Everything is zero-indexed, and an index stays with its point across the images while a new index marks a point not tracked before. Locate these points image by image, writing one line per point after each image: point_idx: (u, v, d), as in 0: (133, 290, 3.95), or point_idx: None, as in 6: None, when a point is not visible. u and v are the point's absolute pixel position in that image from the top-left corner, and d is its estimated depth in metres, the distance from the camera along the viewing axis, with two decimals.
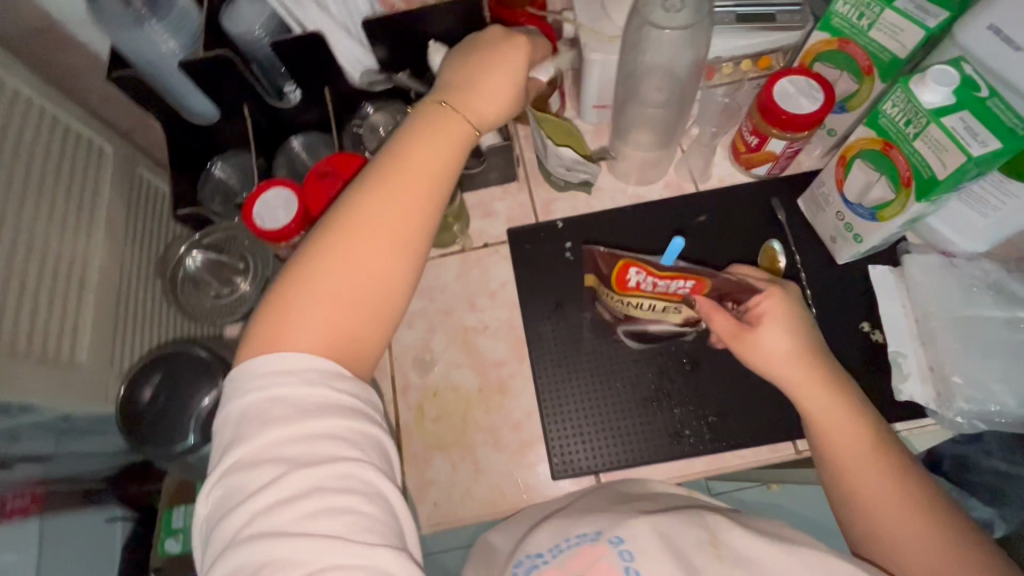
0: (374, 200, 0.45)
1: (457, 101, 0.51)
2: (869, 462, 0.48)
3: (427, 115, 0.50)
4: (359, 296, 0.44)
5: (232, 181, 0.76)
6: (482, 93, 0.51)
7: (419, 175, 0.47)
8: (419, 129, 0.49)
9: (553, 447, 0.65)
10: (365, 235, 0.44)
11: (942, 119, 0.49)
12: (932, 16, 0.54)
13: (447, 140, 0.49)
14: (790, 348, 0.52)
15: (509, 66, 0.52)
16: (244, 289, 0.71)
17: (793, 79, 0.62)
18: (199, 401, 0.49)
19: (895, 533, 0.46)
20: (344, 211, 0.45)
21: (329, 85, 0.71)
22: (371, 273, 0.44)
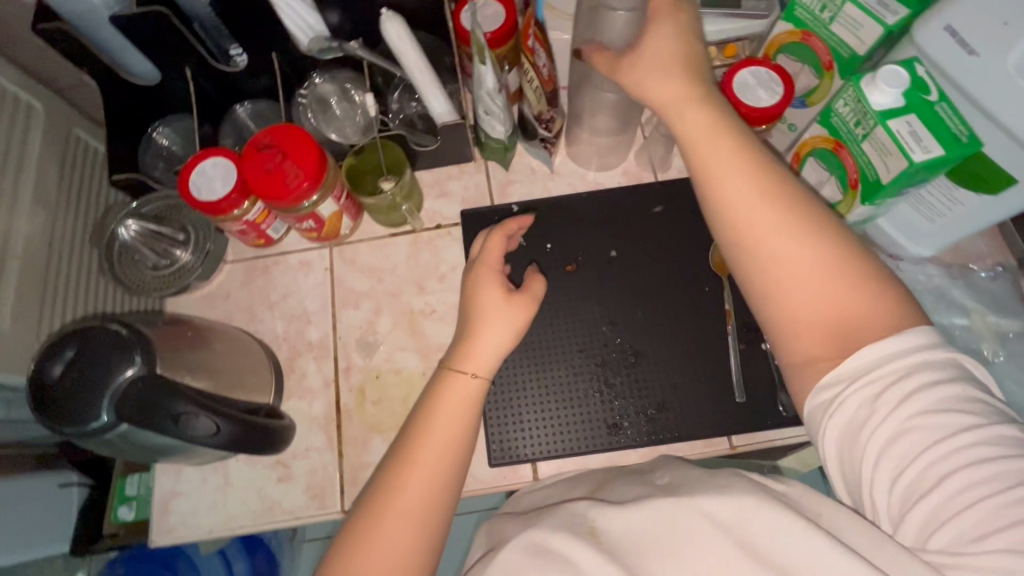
0: (407, 480, 0.48)
1: (467, 359, 0.54)
2: (744, 182, 0.45)
3: (447, 383, 0.53)
4: (396, 570, 0.46)
5: (174, 148, 0.73)
6: (486, 339, 0.55)
7: (441, 455, 0.50)
8: (441, 398, 0.52)
9: (493, 434, 0.65)
10: (408, 505, 0.47)
11: (889, 122, 0.47)
12: (893, 12, 0.52)
13: (463, 402, 0.52)
14: (676, 88, 0.48)
15: (490, 328, 0.55)
16: (184, 259, 0.69)
17: (751, 71, 0.60)
18: (113, 379, 0.47)
19: (788, 289, 0.44)
20: (388, 477, 0.48)
21: (278, 49, 0.69)
22: (396, 551, 0.46)
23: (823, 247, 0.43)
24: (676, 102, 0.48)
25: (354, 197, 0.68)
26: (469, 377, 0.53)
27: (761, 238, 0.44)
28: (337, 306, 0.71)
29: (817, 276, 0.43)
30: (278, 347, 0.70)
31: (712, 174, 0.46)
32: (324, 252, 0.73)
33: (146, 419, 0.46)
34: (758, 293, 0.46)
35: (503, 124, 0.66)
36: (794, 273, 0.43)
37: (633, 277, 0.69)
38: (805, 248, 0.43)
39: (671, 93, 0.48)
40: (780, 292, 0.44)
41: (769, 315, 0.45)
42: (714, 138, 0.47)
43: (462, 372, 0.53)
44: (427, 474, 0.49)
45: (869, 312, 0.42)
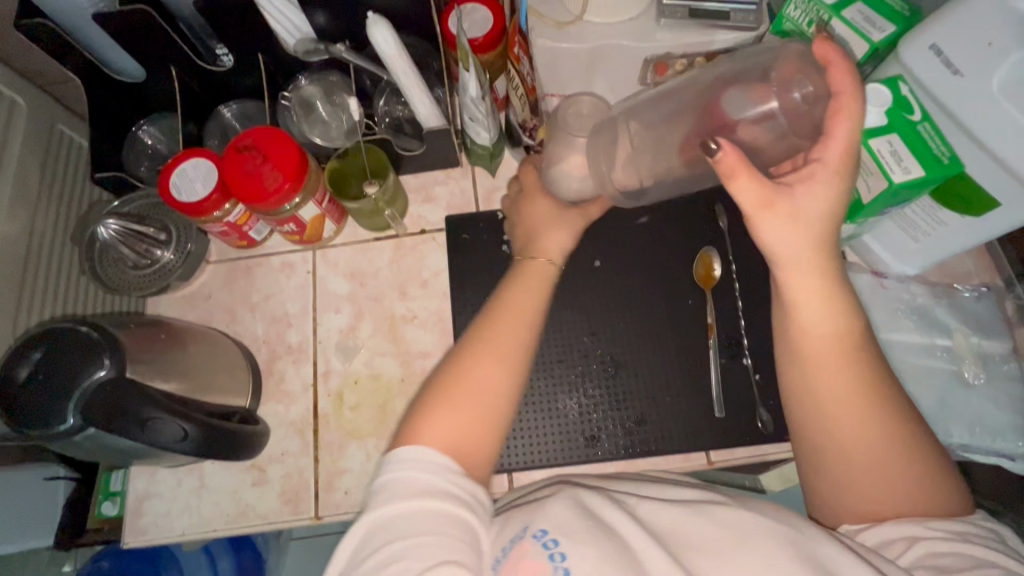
0: (503, 330, 0.52)
1: (539, 250, 0.62)
2: (840, 371, 0.45)
3: (526, 265, 0.60)
4: (483, 422, 0.47)
5: (159, 146, 0.73)
6: (555, 234, 0.64)
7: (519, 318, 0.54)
8: (523, 274, 0.58)
9: None
10: (500, 355, 0.50)
11: (870, 141, 0.47)
12: (878, 29, 0.52)
13: (541, 285, 0.58)
14: (807, 246, 0.45)
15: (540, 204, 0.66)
16: (164, 259, 0.69)
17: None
18: (81, 381, 0.47)
19: (852, 468, 0.45)
20: (484, 326, 0.53)
21: (262, 53, 0.69)
22: (485, 392, 0.48)
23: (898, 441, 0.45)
24: (799, 263, 0.45)
25: (337, 200, 0.68)
26: (546, 265, 0.60)
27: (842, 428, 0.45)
28: (317, 309, 0.71)
29: (889, 470, 0.45)
30: (257, 349, 0.70)
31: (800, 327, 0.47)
32: (306, 255, 0.73)
33: (112, 421, 0.46)
34: (822, 462, 0.47)
35: (487, 131, 0.66)
36: (861, 465, 0.45)
37: (615, 288, 0.68)
38: (885, 443, 0.45)
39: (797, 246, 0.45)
40: (848, 468, 0.46)
41: (826, 485, 0.47)
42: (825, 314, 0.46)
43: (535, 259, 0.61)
44: (515, 330, 0.53)
45: (927, 502, 0.44)
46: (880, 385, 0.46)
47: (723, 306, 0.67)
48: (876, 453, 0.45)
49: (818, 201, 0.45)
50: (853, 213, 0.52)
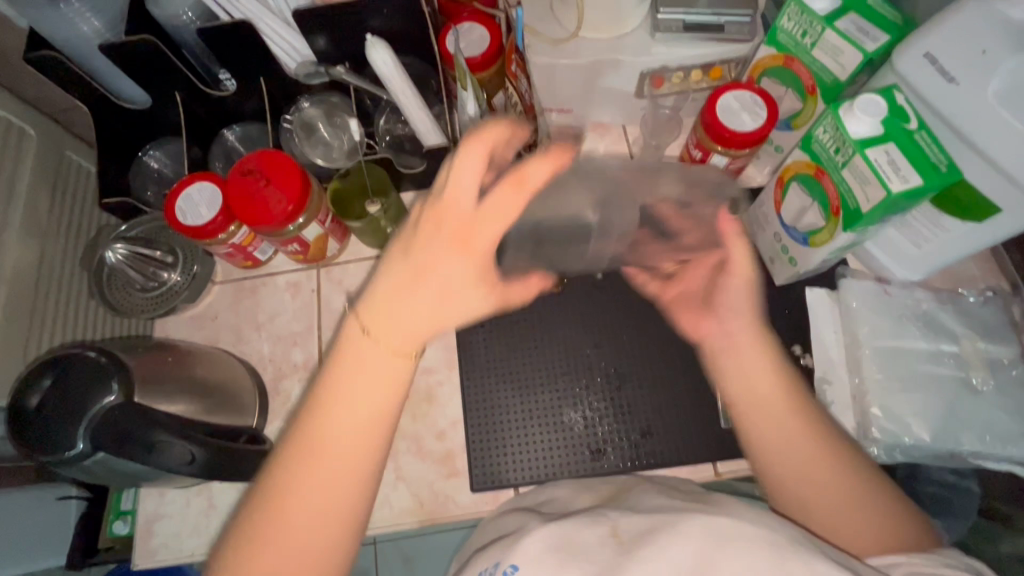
0: (314, 445, 0.39)
1: (375, 323, 0.39)
2: (796, 423, 0.47)
3: (352, 342, 0.40)
4: (308, 555, 0.39)
5: (165, 170, 0.74)
6: (406, 302, 0.39)
7: (350, 414, 0.39)
8: (353, 356, 0.40)
9: (475, 458, 0.64)
10: (322, 472, 0.39)
11: (867, 151, 0.47)
12: (872, 39, 0.52)
13: (381, 375, 0.40)
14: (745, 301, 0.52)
15: (431, 252, 0.39)
16: (172, 281, 0.70)
17: (736, 95, 0.60)
18: (88, 407, 0.47)
19: (822, 499, 0.46)
20: (296, 433, 0.39)
21: (264, 74, 0.69)
22: (306, 532, 0.39)
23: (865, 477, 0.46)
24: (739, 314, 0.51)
25: (340, 220, 0.69)
26: (366, 336, 0.40)
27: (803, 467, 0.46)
28: (323, 327, 0.71)
29: (868, 506, 0.45)
30: (263, 368, 0.70)
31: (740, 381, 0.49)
32: (311, 273, 0.73)
33: (120, 445, 0.47)
34: (802, 503, 0.46)
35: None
36: (827, 503, 0.45)
37: (616, 301, 0.68)
38: (836, 473, 0.46)
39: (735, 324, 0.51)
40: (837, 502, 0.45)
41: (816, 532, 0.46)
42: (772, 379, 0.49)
43: (359, 329, 0.40)
44: (344, 432, 0.39)
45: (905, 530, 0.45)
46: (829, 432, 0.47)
47: None
48: (837, 483, 0.46)
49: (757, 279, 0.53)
50: (850, 223, 0.51)
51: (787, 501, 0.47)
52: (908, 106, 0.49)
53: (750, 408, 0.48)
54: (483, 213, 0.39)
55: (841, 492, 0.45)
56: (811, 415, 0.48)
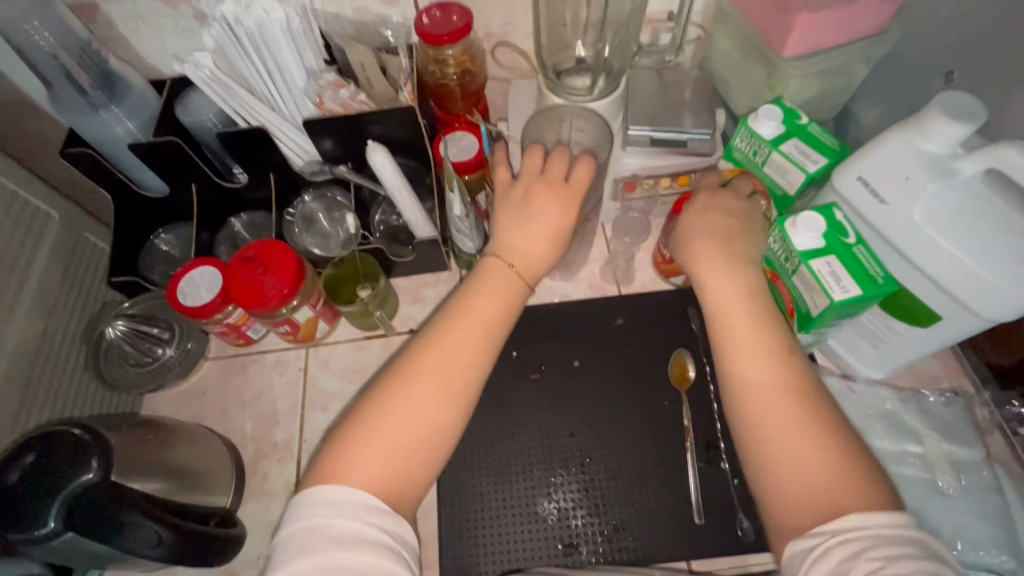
0: (447, 344, 0.53)
1: (514, 256, 0.57)
2: (755, 346, 0.50)
3: (486, 274, 0.56)
4: (407, 442, 0.49)
5: (174, 252, 0.79)
6: (535, 245, 0.57)
7: (479, 326, 0.54)
8: (481, 286, 0.56)
9: (448, 547, 0.64)
10: (443, 371, 0.51)
11: (811, 262, 0.51)
12: (813, 161, 0.58)
13: (501, 296, 0.55)
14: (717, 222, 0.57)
15: (545, 215, 0.57)
16: (165, 356, 0.73)
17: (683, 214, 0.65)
18: (65, 486, 0.48)
19: (777, 442, 0.47)
20: (434, 332, 0.53)
21: (274, 170, 0.76)
22: (417, 422, 0.50)
23: (835, 447, 0.46)
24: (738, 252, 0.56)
25: (331, 303, 0.73)
26: (508, 272, 0.56)
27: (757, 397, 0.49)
28: (306, 407, 0.73)
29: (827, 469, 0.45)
30: (244, 447, 0.71)
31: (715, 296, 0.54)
32: (300, 352, 0.76)
33: (92, 524, 0.47)
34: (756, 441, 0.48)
35: (473, 241, 0.72)
36: (779, 441, 0.47)
37: (593, 389, 0.71)
38: (798, 410, 0.47)
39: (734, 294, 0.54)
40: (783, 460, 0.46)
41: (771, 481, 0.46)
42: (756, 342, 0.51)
43: (502, 263, 0.56)
44: (469, 338, 0.53)
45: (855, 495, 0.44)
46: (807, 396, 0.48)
47: (700, 407, 0.68)
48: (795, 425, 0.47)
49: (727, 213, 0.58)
50: (805, 325, 0.55)
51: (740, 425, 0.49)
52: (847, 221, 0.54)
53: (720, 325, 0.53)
54: (572, 183, 0.59)
55: (799, 432, 0.46)
56: (783, 366, 0.49)
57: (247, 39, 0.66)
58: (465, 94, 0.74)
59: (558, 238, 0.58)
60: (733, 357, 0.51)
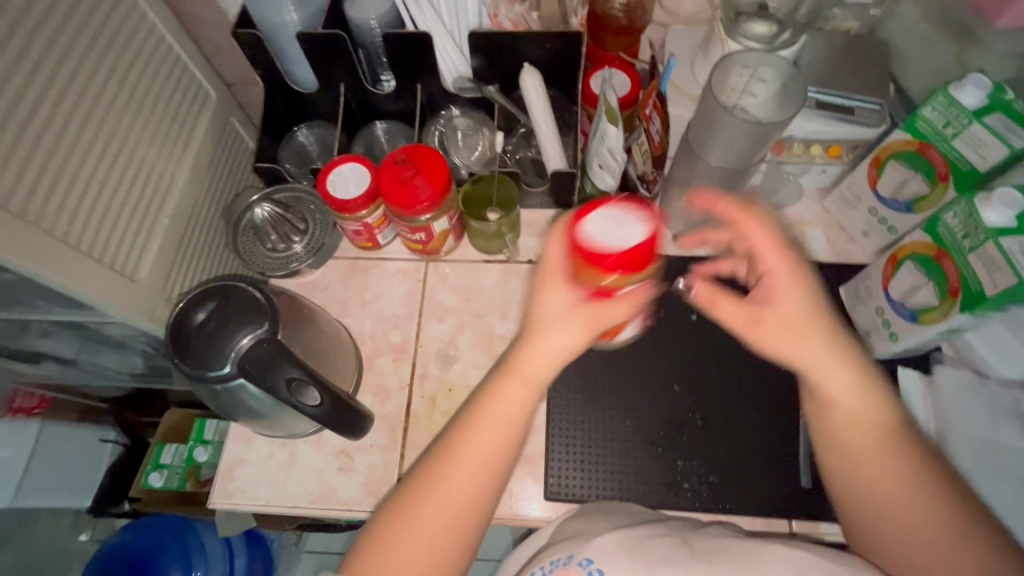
0: (467, 448, 0.48)
1: (523, 363, 0.48)
2: (860, 451, 0.49)
3: (502, 382, 0.49)
4: (423, 560, 0.47)
5: (310, 147, 0.82)
6: (560, 332, 0.47)
7: (491, 429, 0.49)
8: (492, 405, 0.49)
9: (553, 467, 0.66)
10: (461, 478, 0.48)
11: (1001, 240, 0.51)
12: (1018, 136, 0.55)
13: (520, 406, 0.49)
14: (802, 295, 0.49)
15: (553, 339, 0.47)
16: (296, 248, 0.76)
17: (595, 227, 0.45)
18: (238, 337, 0.53)
19: (902, 536, 0.47)
20: (447, 441, 0.49)
21: (422, 82, 0.77)
22: (427, 535, 0.47)
23: (947, 520, 0.46)
24: (823, 366, 0.49)
25: (462, 219, 0.75)
26: (525, 379, 0.49)
27: (868, 492, 0.49)
28: (423, 316, 0.75)
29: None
30: (362, 343, 0.74)
31: (818, 404, 0.51)
32: (420, 264, 0.78)
33: (266, 374, 0.51)
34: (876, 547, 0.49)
35: (611, 179, 0.70)
36: (897, 538, 0.47)
37: (708, 345, 0.71)
38: (911, 502, 0.47)
39: (854, 401, 0.49)
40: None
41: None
42: (874, 462, 0.49)
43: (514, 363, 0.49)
44: (488, 441, 0.48)
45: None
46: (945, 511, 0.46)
47: None
48: (911, 521, 0.47)
49: (791, 300, 0.49)
50: (969, 305, 0.55)
51: (853, 528, 0.51)
52: None
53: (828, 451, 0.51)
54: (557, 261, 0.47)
55: (920, 532, 0.46)
56: (904, 458, 0.48)
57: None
58: (628, 30, 0.74)
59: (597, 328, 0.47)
60: (847, 467, 0.50)
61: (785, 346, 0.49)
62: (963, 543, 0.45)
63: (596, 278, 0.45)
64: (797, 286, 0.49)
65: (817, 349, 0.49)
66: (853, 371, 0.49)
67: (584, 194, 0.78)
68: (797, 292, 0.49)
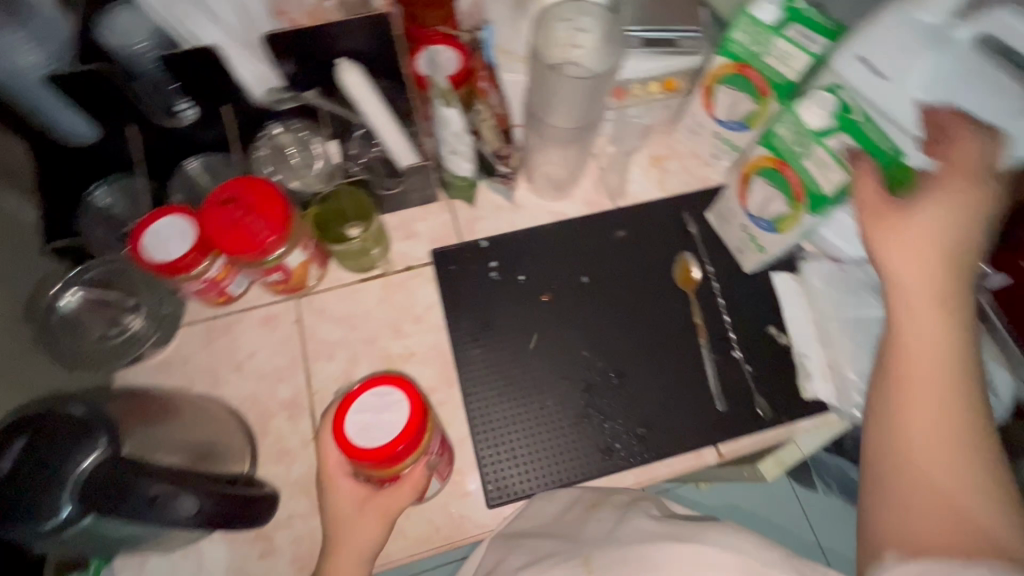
0: (346, 542, 0.54)
1: (342, 511, 0.55)
2: (942, 396, 0.43)
3: (338, 517, 0.55)
4: None
5: (116, 208, 0.67)
6: (359, 536, 0.54)
7: (349, 552, 0.54)
8: (339, 539, 0.55)
9: (487, 473, 0.63)
10: None
11: (825, 141, 0.57)
12: (814, 43, 0.60)
13: (360, 531, 0.54)
14: (917, 269, 0.47)
15: (359, 539, 0.54)
16: (136, 326, 0.65)
17: (354, 426, 0.49)
18: (69, 472, 0.42)
19: (932, 482, 0.41)
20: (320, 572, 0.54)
21: (231, 102, 0.67)
22: None
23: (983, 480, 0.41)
24: (916, 287, 0.47)
25: (321, 245, 0.67)
26: (362, 505, 0.55)
27: (914, 436, 0.43)
28: (309, 359, 0.68)
29: (1011, 545, 0.38)
30: (247, 410, 0.66)
31: (900, 308, 0.47)
32: (290, 304, 0.70)
33: (118, 499, 0.42)
34: (882, 479, 0.44)
35: (469, 162, 0.67)
36: (939, 488, 0.41)
37: (604, 303, 0.71)
38: (956, 462, 0.41)
39: (937, 333, 0.45)
40: (902, 484, 0.42)
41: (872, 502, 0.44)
42: (935, 353, 0.44)
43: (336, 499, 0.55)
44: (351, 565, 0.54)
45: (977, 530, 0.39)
46: (977, 428, 0.42)
47: (707, 304, 0.71)
48: (952, 457, 0.41)
49: (936, 222, 0.48)
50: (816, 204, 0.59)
51: (877, 463, 0.44)
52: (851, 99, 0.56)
53: (906, 357, 0.45)
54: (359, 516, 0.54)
55: (956, 469, 0.41)
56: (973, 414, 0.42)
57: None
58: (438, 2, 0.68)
59: (403, 495, 0.55)
60: (897, 389, 0.45)
61: (896, 259, 0.48)
62: (958, 462, 0.41)
63: (384, 465, 0.50)
64: (944, 206, 0.48)
65: (933, 317, 0.45)
66: (952, 295, 0.46)
67: (445, 182, 0.74)
68: (947, 224, 0.47)
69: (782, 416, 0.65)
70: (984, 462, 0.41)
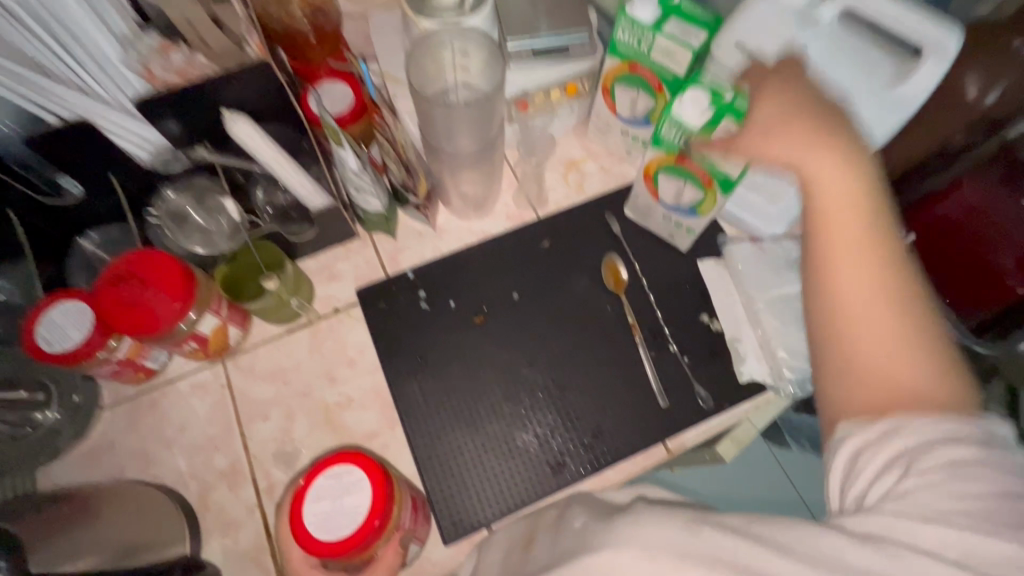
0: None
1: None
2: (856, 258, 0.43)
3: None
4: None
5: (13, 297, 0.66)
6: None
7: None
8: None
9: (440, 508, 0.62)
10: None
11: (714, 130, 0.55)
12: (694, 37, 0.59)
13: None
14: (802, 132, 0.47)
15: None
16: (49, 419, 0.62)
17: (315, 521, 0.48)
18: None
19: (866, 353, 0.41)
20: None
21: (114, 172, 0.63)
22: None
23: (930, 351, 0.40)
24: (805, 152, 0.47)
25: (237, 304, 0.65)
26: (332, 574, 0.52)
27: (842, 298, 0.43)
28: (243, 423, 0.66)
29: (954, 411, 0.38)
30: (184, 487, 0.63)
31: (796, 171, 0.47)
32: (216, 368, 0.68)
33: None
34: (829, 344, 0.43)
35: (376, 198, 0.67)
36: (876, 348, 0.41)
37: (537, 316, 0.71)
38: (893, 321, 0.41)
39: (837, 184, 0.45)
40: (844, 362, 0.42)
41: (832, 383, 0.43)
42: (836, 230, 0.44)
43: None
44: None
45: (920, 394, 0.39)
46: (913, 300, 0.42)
47: (638, 302, 0.71)
48: (882, 319, 0.41)
49: (788, 97, 0.49)
50: (726, 186, 0.60)
51: (818, 333, 0.44)
52: (717, 80, 0.55)
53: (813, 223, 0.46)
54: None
55: (887, 328, 0.41)
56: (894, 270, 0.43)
57: (32, 8, 0.52)
58: (322, 37, 0.68)
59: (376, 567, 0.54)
60: (812, 253, 0.45)
61: (776, 135, 0.48)
62: (906, 323, 0.41)
63: (355, 552, 0.49)
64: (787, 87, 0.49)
65: (825, 167, 0.46)
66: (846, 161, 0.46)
67: (360, 218, 0.73)
68: (799, 94, 0.49)
69: (723, 402, 0.66)
70: (925, 329, 0.41)
